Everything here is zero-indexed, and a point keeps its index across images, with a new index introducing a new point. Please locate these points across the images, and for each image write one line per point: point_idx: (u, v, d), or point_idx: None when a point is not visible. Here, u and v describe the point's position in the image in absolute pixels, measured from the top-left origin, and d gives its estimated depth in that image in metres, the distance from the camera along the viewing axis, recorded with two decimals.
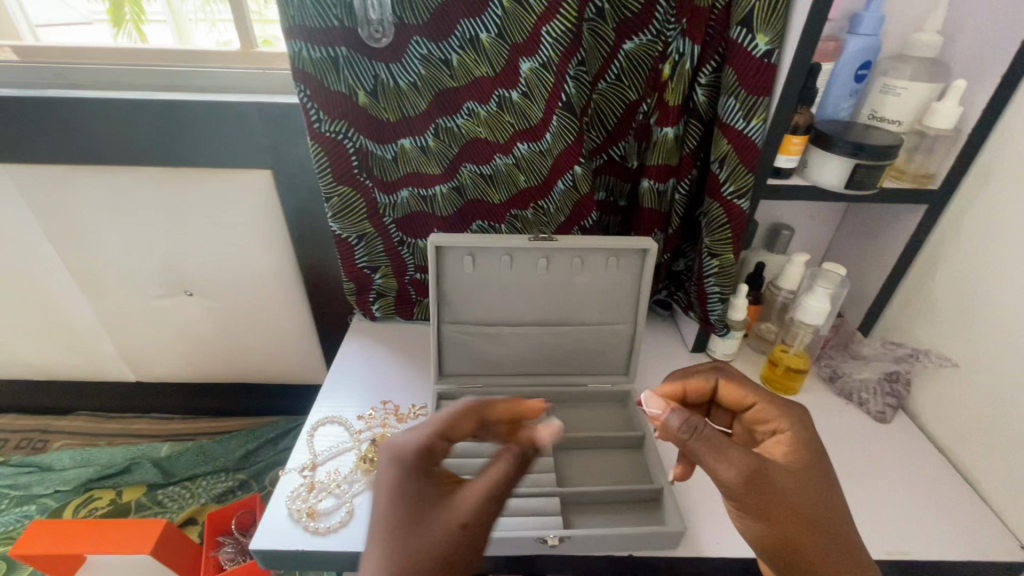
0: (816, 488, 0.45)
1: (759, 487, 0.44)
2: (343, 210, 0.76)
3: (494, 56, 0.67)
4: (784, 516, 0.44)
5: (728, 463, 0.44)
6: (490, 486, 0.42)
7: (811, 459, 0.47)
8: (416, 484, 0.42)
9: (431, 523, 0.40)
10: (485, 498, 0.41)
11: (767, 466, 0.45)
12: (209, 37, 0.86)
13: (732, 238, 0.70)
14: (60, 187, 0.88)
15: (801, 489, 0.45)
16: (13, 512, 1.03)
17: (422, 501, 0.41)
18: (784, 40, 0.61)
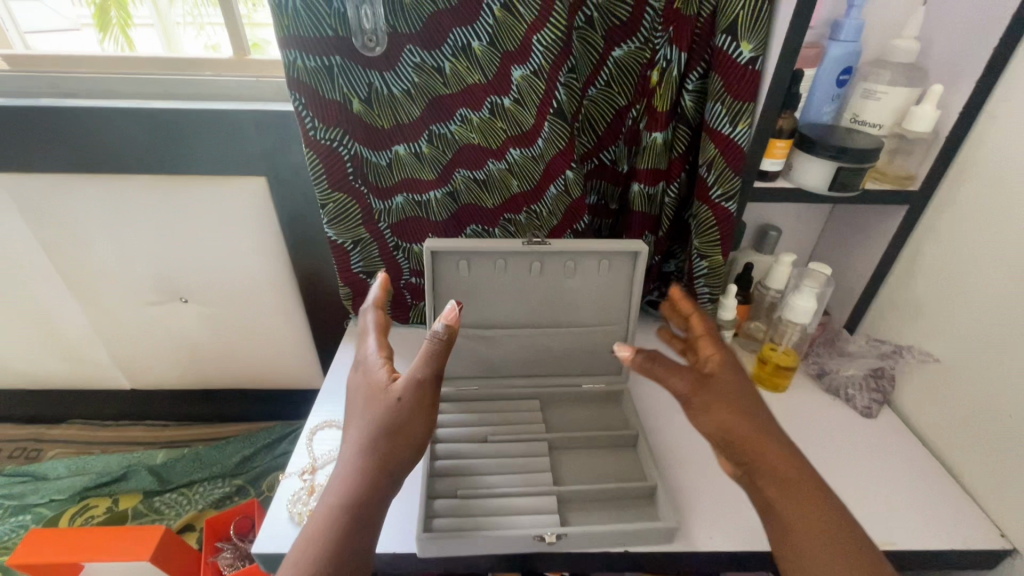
0: (744, 394, 0.47)
1: (698, 393, 0.47)
2: (339, 217, 0.77)
3: (487, 63, 0.69)
4: (720, 419, 0.46)
5: (677, 381, 0.48)
6: (417, 362, 0.46)
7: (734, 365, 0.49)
8: (368, 380, 0.48)
9: (375, 404, 0.45)
10: (414, 372, 0.46)
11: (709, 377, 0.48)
12: (198, 42, 0.87)
13: (721, 239, 0.72)
14: (53, 196, 0.88)
15: (730, 390, 0.47)
16: (8, 521, 1.03)
17: (371, 390, 0.47)
18: (767, 48, 0.62)
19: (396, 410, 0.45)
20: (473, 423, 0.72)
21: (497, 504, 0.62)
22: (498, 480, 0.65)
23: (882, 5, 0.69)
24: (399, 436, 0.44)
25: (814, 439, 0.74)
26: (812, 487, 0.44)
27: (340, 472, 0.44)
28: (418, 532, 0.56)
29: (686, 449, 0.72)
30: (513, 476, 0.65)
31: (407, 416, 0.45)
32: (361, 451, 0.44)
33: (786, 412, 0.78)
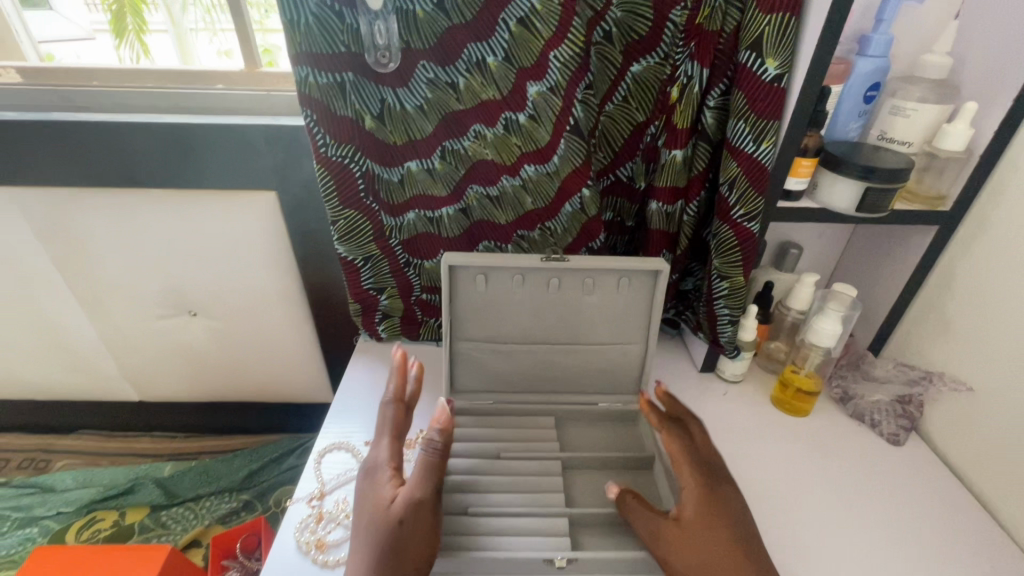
0: (737, 556, 0.52)
1: (677, 547, 0.54)
2: (350, 233, 0.75)
3: (502, 79, 0.67)
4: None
5: (642, 521, 0.57)
6: (419, 479, 0.52)
7: (724, 516, 0.55)
8: (375, 488, 0.53)
9: (379, 518, 0.51)
10: (415, 487, 0.52)
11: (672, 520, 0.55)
12: (215, 53, 0.86)
13: (742, 260, 0.70)
14: (64, 210, 0.87)
15: (717, 551, 0.53)
16: (15, 534, 1.03)
17: (378, 499, 0.52)
18: (793, 65, 0.61)
19: (400, 527, 0.50)
20: (487, 439, 0.68)
21: (509, 524, 0.59)
22: (508, 498, 0.62)
23: (913, 18, 0.67)
24: (404, 552, 0.49)
25: (839, 467, 0.72)
26: None
27: None
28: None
29: None
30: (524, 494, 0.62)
31: (410, 532, 0.50)
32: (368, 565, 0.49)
33: (809, 438, 0.75)
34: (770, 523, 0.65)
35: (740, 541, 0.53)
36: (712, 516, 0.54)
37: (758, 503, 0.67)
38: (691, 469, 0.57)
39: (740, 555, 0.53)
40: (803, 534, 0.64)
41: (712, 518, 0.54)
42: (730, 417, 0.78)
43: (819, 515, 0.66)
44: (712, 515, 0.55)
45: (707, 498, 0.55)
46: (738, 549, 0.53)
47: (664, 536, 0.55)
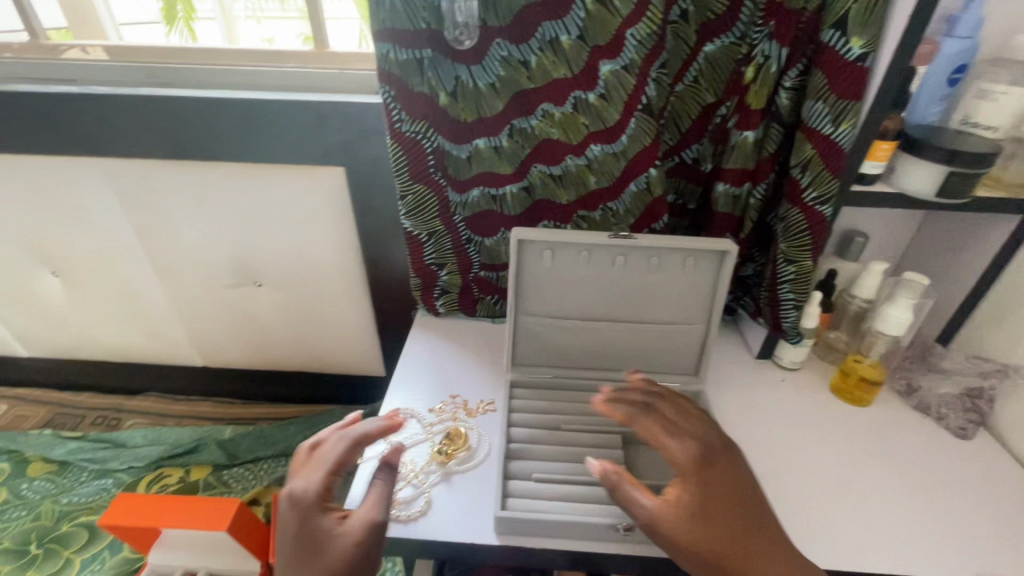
0: (748, 526, 0.51)
1: (680, 524, 0.50)
2: (417, 208, 0.78)
3: (574, 58, 0.67)
4: (726, 559, 0.49)
5: (637, 505, 0.51)
6: (376, 501, 0.53)
7: (720, 480, 0.53)
8: (308, 520, 0.51)
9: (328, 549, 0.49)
10: (372, 510, 0.52)
11: (675, 501, 0.51)
12: (255, 33, 0.90)
13: (811, 244, 0.69)
14: (146, 181, 0.93)
15: (727, 524, 0.50)
16: (92, 484, 1.10)
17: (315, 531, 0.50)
18: (880, 44, 0.59)
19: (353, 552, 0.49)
20: (548, 411, 0.70)
21: (572, 491, 0.61)
22: (571, 466, 0.63)
23: None
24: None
25: (903, 458, 0.71)
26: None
27: None
28: (497, 508, 0.57)
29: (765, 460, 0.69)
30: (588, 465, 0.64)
31: (366, 555, 0.49)
32: None
33: (872, 427, 0.74)
34: (832, 508, 0.64)
35: (745, 508, 0.52)
36: (716, 488, 0.52)
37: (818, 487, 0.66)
38: (678, 445, 0.55)
39: (744, 519, 0.51)
40: (867, 520, 0.63)
41: (714, 491, 0.52)
42: (789, 404, 0.77)
43: (883, 503, 0.65)
44: (708, 488, 0.52)
45: (698, 467, 0.53)
46: (747, 518, 0.51)
47: (668, 520, 0.50)
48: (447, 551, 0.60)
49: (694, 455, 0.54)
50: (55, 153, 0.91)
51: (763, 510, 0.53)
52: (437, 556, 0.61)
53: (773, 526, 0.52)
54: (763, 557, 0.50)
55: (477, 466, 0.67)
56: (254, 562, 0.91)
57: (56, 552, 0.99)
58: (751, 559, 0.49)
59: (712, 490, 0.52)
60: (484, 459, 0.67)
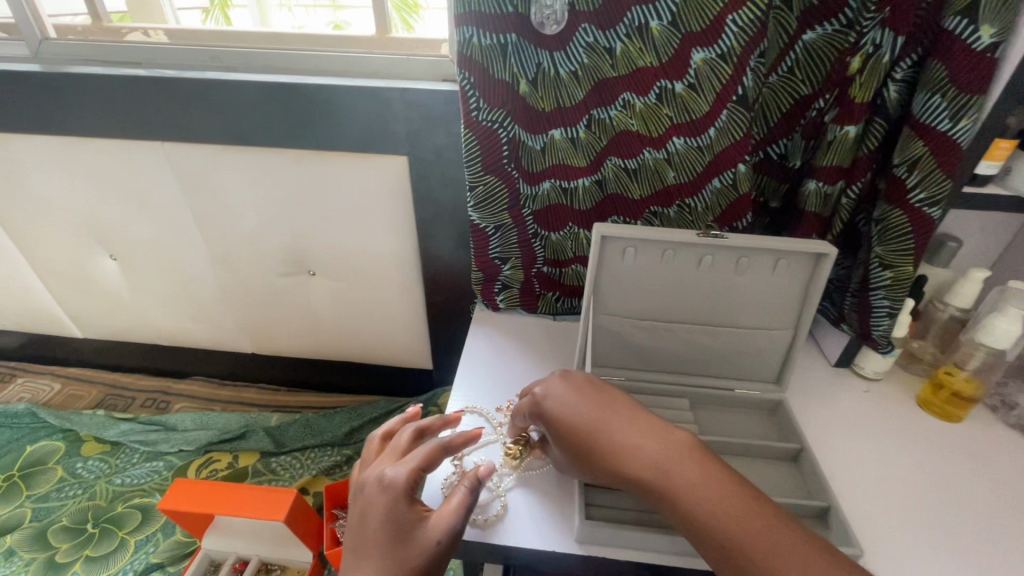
0: (592, 428, 0.51)
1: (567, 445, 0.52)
2: (484, 200, 0.75)
3: (663, 45, 0.64)
4: (591, 467, 0.51)
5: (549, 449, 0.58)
6: (456, 507, 0.48)
7: (591, 394, 0.53)
8: (391, 512, 0.47)
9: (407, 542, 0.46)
10: (452, 516, 0.48)
11: (557, 428, 0.53)
12: (288, 21, 0.88)
13: (914, 248, 0.64)
14: (206, 167, 0.92)
15: (572, 434, 0.52)
16: (144, 466, 1.11)
17: (396, 522, 0.47)
18: (1012, 34, 0.54)
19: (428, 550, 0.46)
20: None
21: None
22: None
23: None
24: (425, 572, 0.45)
25: (1005, 477, 0.66)
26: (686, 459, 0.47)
27: None
28: (580, 517, 0.56)
29: (853, 476, 0.65)
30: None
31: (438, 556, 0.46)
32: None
33: (968, 443, 0.69)
34: (934, 527, 0.60)
35: (587, 412, 0.52)
36: (554, 408, 0.54)
37: (915, 506, 0.62)
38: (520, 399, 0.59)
39: (622, 416, 0.51)
40: (973, 543, 0.59)
41: (550, 414, 0.54)
42: (875, 416, 0.73)
43: (988, 525, 0.61)
44: (579, 403, 0.53)
45: (564, 388, 0.54)
46: (586, 418, 0.52)
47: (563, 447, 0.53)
48: (523, 555, 0.58)
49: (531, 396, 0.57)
50: (118, 136, 0.90)
51: (614, 403, 0.52)
52: (512, 561, 0.59)
53: (623, 411, 0.51)
54: (621, 446, 0.49)
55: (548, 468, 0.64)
56: (306, 551, 0.91)
57: (111, 531, 1.00)
58: (637, 449, 0.48)
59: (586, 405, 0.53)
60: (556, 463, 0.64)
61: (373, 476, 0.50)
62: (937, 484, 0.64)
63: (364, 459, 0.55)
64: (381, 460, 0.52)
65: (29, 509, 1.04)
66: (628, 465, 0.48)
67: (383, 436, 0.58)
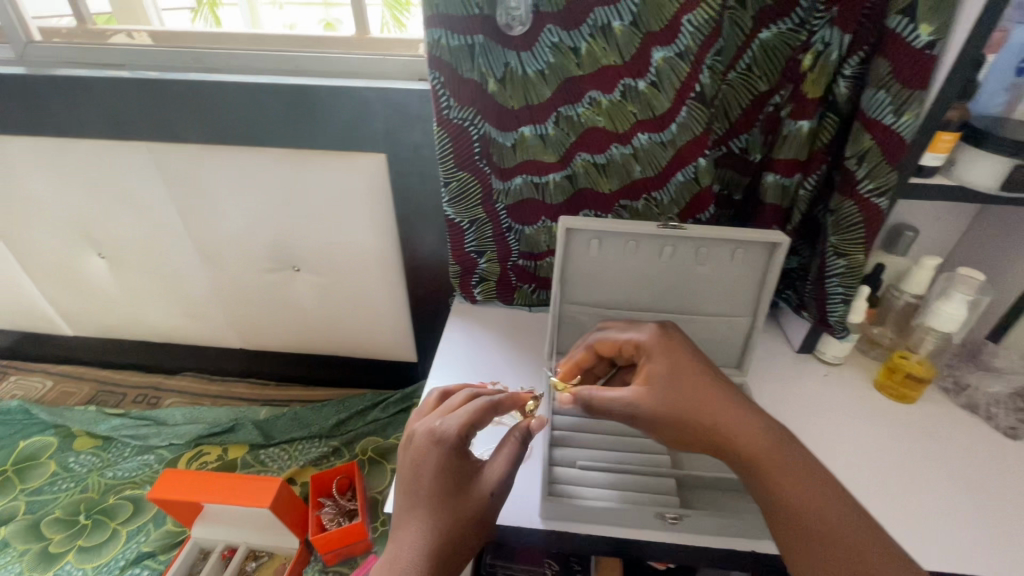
0: (711, 379, 0.55)
1: (679, 396, 0.54)
2: (459, 195, 0.78)
3: (626, 44, 0.66)
4: (697, 410, 0.53)
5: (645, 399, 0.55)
6: (503, 466, 0.53)
7: (686, 357, 0.57)
8: (446, 464, 0.51)
9: (462, 496, 0.50)
10: (502, 475, 0.52)
11: (666, 375, 0.56)
12: (277, 20, 0.90)
13: (865, 238, 0.67)
14: (190, 166, 0.94)
15: (689, 379, 0.55)
16: (136, 459, 1.14)
17: (452, 476, 0.51)
18: (949, 32, 0.57)
19: (479, 504, 0.50)
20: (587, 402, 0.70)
21: (617, 479, 0.62)
22: (616, 456, 0.65)
23: None
24: (474, 523, 0.50)
25: (953, 457, 0.69)
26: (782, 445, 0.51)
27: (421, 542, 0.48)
28: (544, 493, 0.58)
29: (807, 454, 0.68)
30: (635, 440, 0.67)
31: (487, 510, 0.50)
32: (443, 532, 0.48)
33: (918, 424, 0.73)
34: (878, 502, 0.63)
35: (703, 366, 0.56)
36: (665, 351, 0.57)
37: (866, 483, 0.65)
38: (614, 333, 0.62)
39: (723, 390, 0.55)
40: (918, 517, 0.62)
41: (660, 363, 0.56)
42: (833, 399, 0.76)
43: (934, 501, 0.64)
44: (681, 366, 0.56)
45: (667, 346, 0.57)
46: (698, 378, 0.55)
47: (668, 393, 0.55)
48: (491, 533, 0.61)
49: (638, 336, 0.59)
50: (103, 137, 0.92)
51: (726, 375, 0.56)
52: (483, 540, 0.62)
53: (723, 385, 0.55)
54: (731, 414, 0.53)
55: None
56: (292, 538, 0.94)
57: (103, 523, 1.03)
58: (742, 423, 0.52)
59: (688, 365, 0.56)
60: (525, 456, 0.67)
61: (429, 428, 0.53)
62: (887, 461, 0.68)
63: (419, 413, 0.58)
64: (436, 415, 0.55)
65: (22, 502, 1.06)
66: (741, 419, 0.52)
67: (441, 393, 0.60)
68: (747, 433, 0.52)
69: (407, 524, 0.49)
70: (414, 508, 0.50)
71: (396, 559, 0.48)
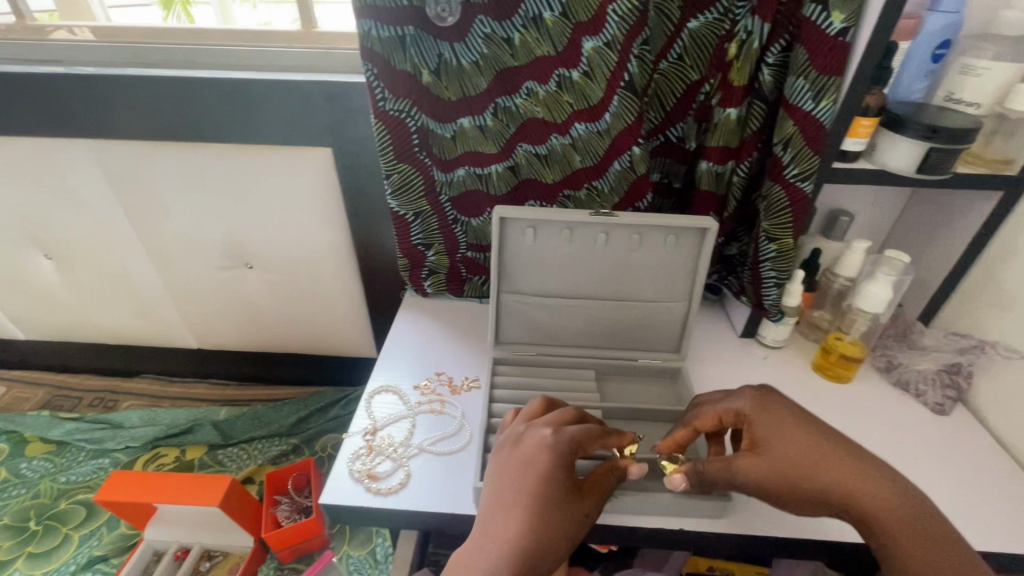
0: (833, 446, 0.52)
1: (786, 463, 0.52)
2: (402, 188, 0.78)
3: (557, 35, 0.67)
4: (811, 475, 0.51)
5: (752, 470, 0.52)
6: (600, 490, 0.52)
7: (786, 414, 0.55)
8: (558, 472, 0.50)
9: (567, 508, 0.49)
10: (599, 500, 0.52)
11: (770, 440, 0.53)
12: (255, 18, 0.90)
13: (793, 222, 0.69)
14: (134, 163, 0.93)
15: (794, 444, 0.53)
16: (90, 463, 1.12)
17: (563, 487, 0.50)
18: (859, 20, 0.59)
19: (579, 522, 0.49)
20: (527, 388, 0.71)
21: None
22: None
23: None
24: (569, 539, 0.48)
25: (882, 433, 0.71)
26: (898, 502, 0.50)
27: (517, 540, 0.46)
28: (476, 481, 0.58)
29: None
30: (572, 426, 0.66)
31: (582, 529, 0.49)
32: (542, 537, 0.47)
33: (851, 402, 0.75)
34: None
35: (819, 431, 0.54)
36: (773, 419, 0.55)
37: None
38: (710, 402, 0.59)
39: (832, 447, 0.52)
40: None
41: (763, 429, 0.54)
42: (773, 381, 0.78)
43: None
44: (783, 426, 0.54)
45: (766, 406, 0.56)
46: (805, 440, 0.53)
47: (773, 460, 0.52)
48: (428, 521, 0.62)
49: (738, 402, 0.57)
50: (43, 135, 0.90)
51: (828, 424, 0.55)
52: (420, 528, 0.63)
53: (832, 441, 0.53)
54: (842, 476, 0.51)
55: (441, 446, 0.67)
56: (247, 536, 0.94)
57: (54, 528, 1.01)
58: (856, 483, 0.51)
59: (790, 422, 0.54)
60: (463, 445, 0.67)
61: (542, 432, 0.52)
62: None
63: (525, 415, 0.57)
64: (546, 421, 0.54)
65: None
66: (866, 487, 0.51)
67: (545, 401, 0.58)
68: (861, 491, 0.51)
69: (506, 516, 0.48)
70: (516, 503, 0.48)
71: (484, 551, 0.46)
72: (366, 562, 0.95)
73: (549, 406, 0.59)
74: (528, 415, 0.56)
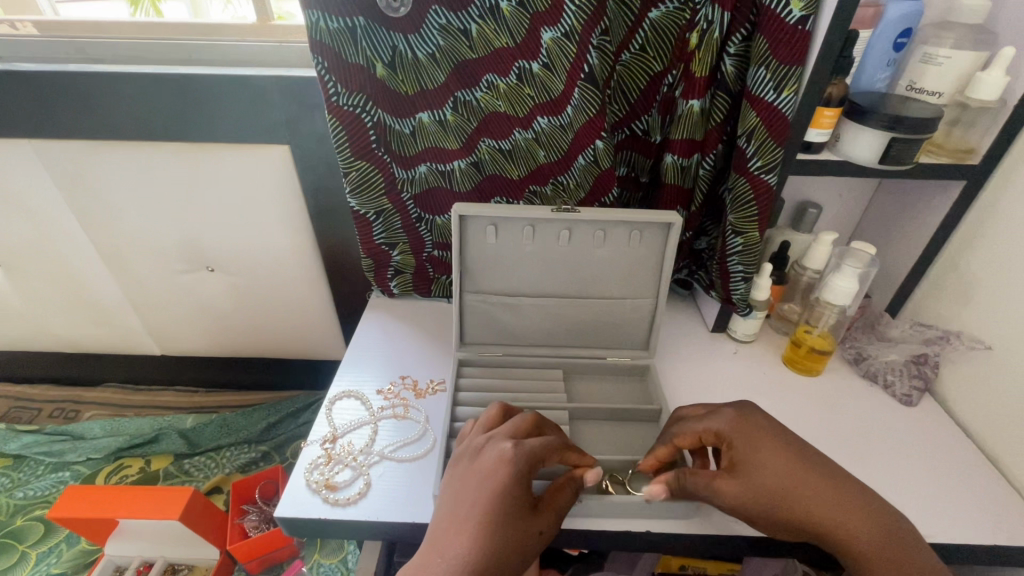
0: (809, 469, 0.52)
1: (765, 487, 0.51)
2: (361, 186, 0.75)
3: (515, 26, 0.65)
4: (787, 500, 0.51)
5: (730, 492, 0.52)
6: (557, 504, 0.51)
7: (766, 435, 0.54)
8: (513, 488, 0.48)
9: (521, 524, 0.48)
10: (555, 514, 0.51)
11: (749, 464, 0.53)
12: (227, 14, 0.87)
13: (758, 215, 0.68)
14: (83, 164, 0.89)
15: (772, 467, 0.52)
16: (49, 477, 1.08)
17: (518, 503, 0.48)
18: (818, 9, 0.58)
19: (532, 538, 0.48)
20: (494, 390, 0.69)
21: None
22: None
23: None
24: (521, 555, 0.47)
25: (850, 427, 0.70)
26: (871, 522, 0.50)
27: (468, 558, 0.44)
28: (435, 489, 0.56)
29: None
30: None
31: (535, 545, 0.48)
32: (495, 553, 0.45)
33: (821, 396, 0.74)
34: None
35: (794, 452, 0.53)
36: (752, 441, 0.54)
37: None
38: (691, 422, 0.57)
39: (809, 470, 0.52)
40: None
41: (743, 451, 0.53)
42: (743, 376, 0.77)
43: None
44: (763, 448, 0.53)
45: (746, 426, 0.55)
46: (783, 463, 0.52)
47: (751, 484, 0.52)
48: (388, 531, 0.59)
49: (720, 423, 0.55)
50: None
51: (804, 442, 0.54)
52: (380, 538, 0.61)
53: (809, 463, 0.53)
54: (817, 499, 0.51)
55: (403, 452, 0.65)
56: (213, 549, 0.91)
57: (10, 546, 0.97)
58: (830, 505, 0.51)
59: (769, 445, 0.53)
60: (426, 450, 0.66)
61: (502, 446, 0.51)
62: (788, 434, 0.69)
63: (484, 426, 0.55)
64: (505, 432, 0.53)
65: None
66: (841, 509, 0.51)
67: (503, 408, 0.57)
68: (836, 514, 0.50)
69: (458, 532, 0.46)
70: (469, 518, 0.47)
71: (433, 566, 0.45)
72: (337, 570, 0.93)
73: (506, 413, 0.57)
74: (487, 425, 0.55)
